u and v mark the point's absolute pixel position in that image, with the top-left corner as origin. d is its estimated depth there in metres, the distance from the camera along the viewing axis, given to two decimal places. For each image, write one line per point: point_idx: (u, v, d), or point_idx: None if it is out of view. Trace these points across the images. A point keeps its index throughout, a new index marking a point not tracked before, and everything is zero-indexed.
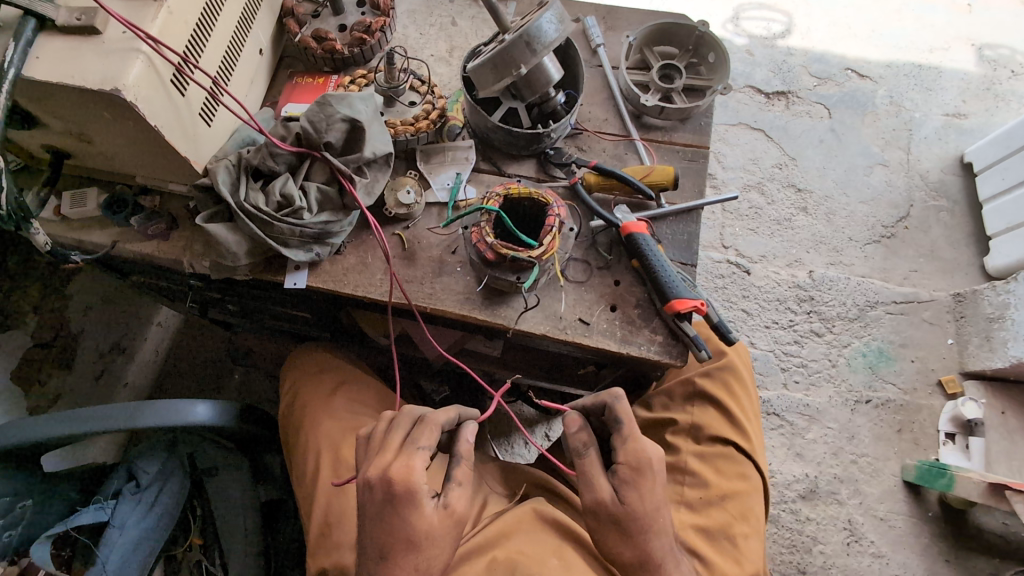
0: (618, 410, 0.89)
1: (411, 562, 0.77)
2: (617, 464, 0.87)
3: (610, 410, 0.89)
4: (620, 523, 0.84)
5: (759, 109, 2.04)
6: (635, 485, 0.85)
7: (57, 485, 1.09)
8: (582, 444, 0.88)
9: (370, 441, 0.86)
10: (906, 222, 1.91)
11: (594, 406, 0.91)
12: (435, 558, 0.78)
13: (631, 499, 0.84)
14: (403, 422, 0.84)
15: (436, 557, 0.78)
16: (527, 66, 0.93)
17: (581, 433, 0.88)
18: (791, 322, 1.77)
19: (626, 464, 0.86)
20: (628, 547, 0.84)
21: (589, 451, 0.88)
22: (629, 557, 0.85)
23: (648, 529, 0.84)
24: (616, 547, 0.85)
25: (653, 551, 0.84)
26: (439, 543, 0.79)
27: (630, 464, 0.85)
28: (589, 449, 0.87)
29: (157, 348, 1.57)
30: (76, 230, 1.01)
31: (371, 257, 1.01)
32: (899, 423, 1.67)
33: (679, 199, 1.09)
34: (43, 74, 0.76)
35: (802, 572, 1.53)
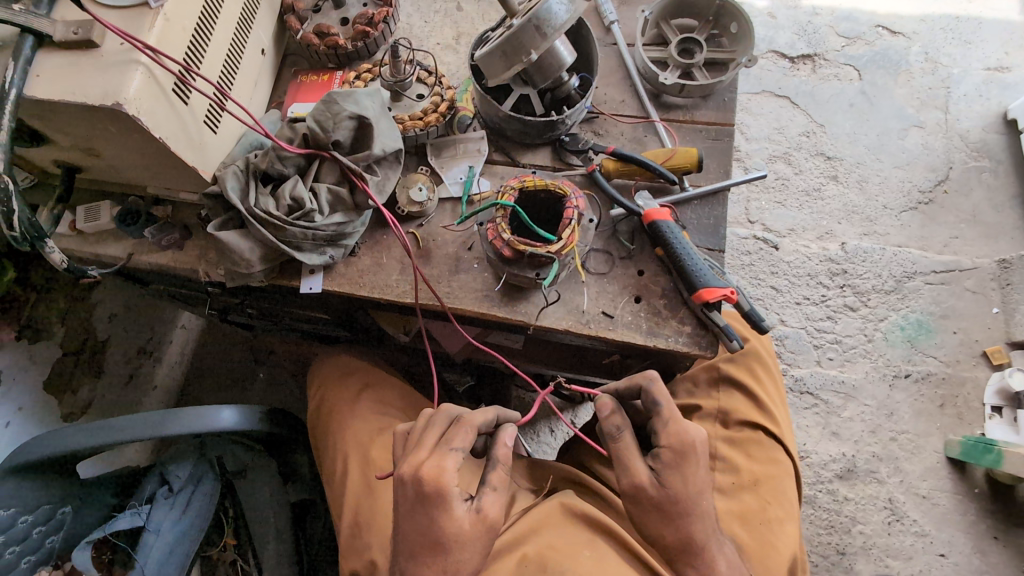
0: (655, 393, 0.84)
1: (437, 563, 0.74)
2: (659, 447, 0.83)
3: (646, 393, 0.84)
4: (662, 507, 0.81)
5: (784, 76, 1.94)
6: (678, 468, 0.81)
7: (95, 492, 1.12)
8: (618, 428, 0.83)
9: (409, 437, 0.85)
10: (945, 186, 1.80)
11: (628, 389, 0.87)
12: (463, 562, 0.75)
13: (673, 482, 0.81)
14: (438, 423, 0.82)
15: (466, 563, 0.75)
16: (538, 51, 0.89)
17: (615, 416, 0.84)
18: (824, 297, 1.70)
19: (669, 447, 0.82)
20: (670, 530, 0.81)
21: (627, 435, 0.83)
22: (671, 540, 0.81)
23: (690, 512, 0.81)
24: (657, 530, 0.82)
25: (695, 533, 0.81)
26: (469, 549, 0.76)
27: (672, 447, 0.82)
28: (626, 432, 0.83)
29: (183, 350, 1.59)
30: (92, 244, 1.01)
31: (386, 257, 0.99)
32: (941, 397, 1.60)
33: (703, 181, 1.04)
34: (45, 91, 0.75)
35: (841, 553, 1.49)
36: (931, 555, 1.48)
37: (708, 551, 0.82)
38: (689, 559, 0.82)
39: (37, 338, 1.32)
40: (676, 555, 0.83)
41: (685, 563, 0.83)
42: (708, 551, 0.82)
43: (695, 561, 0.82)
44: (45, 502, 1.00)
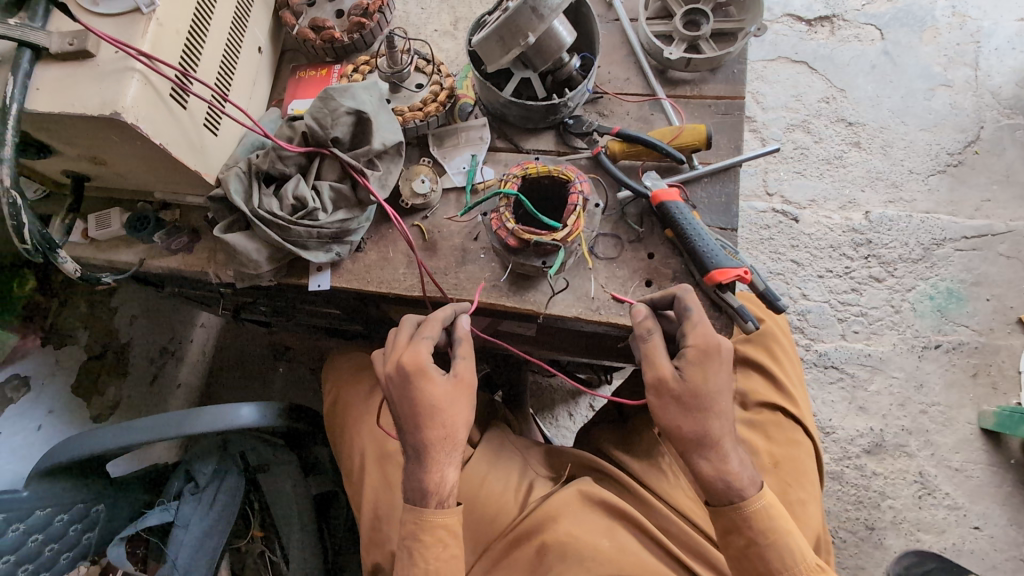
0: (688, 301, 0.82)
1: (435, 426, 0.81)
2: (684, 346, 0.80)
3: (679, 301, 0.83)
4: (681, 399, 0.79)
5: (800, 40, 1.85)
6: (699, 365, 0.79)
7: (126, 489, 1.16)
8: (647, 329, 0.81)
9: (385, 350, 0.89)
10: (975, 147, 1.72)
11: (660, 300, 0.86)
12: (455, 419, 0.82)
13: (694, 377, 0.79)
14: (406, 325, 0.86)
15: (458, 418, 0.82)
16: (535, 34, 0.87)
17: (648, 320, 0.82)
18: (847, 269, 1.65)
19: (693, 346, 0.79)
20: (686, 420, 0.79)
21: (654, 335, 0.81)
22: (687, 432, 0.79)
23: (708, 408, 0.79)
24: (674, 419, 0.80)
25: (711, 429, 0.80)
26: (457, 406, 0.82)
27: (696, 347, 0.79)
28: (655, 333, 0.81)
29: (203, 349, 1.61)
30: (105, 251, 1.03)
31: (392, 251, 0.99)
32: (974, 367, 1.55)
33: (714, 157, 1.01)
34: (46, 104, 0.76)
35: (871, 528, 1.46)
36: (965, 528, 1.45)
37: (721, 447, 0.80)
38: (704, 453, 0.80)
39: (61, 342, 1.40)
40: (692, 449, 0.80)
41: (701, 459, 0.80)
42: (723, 450, 0.80)
43: (710, 455, 0.80)
44: (79, 501, 1.06)
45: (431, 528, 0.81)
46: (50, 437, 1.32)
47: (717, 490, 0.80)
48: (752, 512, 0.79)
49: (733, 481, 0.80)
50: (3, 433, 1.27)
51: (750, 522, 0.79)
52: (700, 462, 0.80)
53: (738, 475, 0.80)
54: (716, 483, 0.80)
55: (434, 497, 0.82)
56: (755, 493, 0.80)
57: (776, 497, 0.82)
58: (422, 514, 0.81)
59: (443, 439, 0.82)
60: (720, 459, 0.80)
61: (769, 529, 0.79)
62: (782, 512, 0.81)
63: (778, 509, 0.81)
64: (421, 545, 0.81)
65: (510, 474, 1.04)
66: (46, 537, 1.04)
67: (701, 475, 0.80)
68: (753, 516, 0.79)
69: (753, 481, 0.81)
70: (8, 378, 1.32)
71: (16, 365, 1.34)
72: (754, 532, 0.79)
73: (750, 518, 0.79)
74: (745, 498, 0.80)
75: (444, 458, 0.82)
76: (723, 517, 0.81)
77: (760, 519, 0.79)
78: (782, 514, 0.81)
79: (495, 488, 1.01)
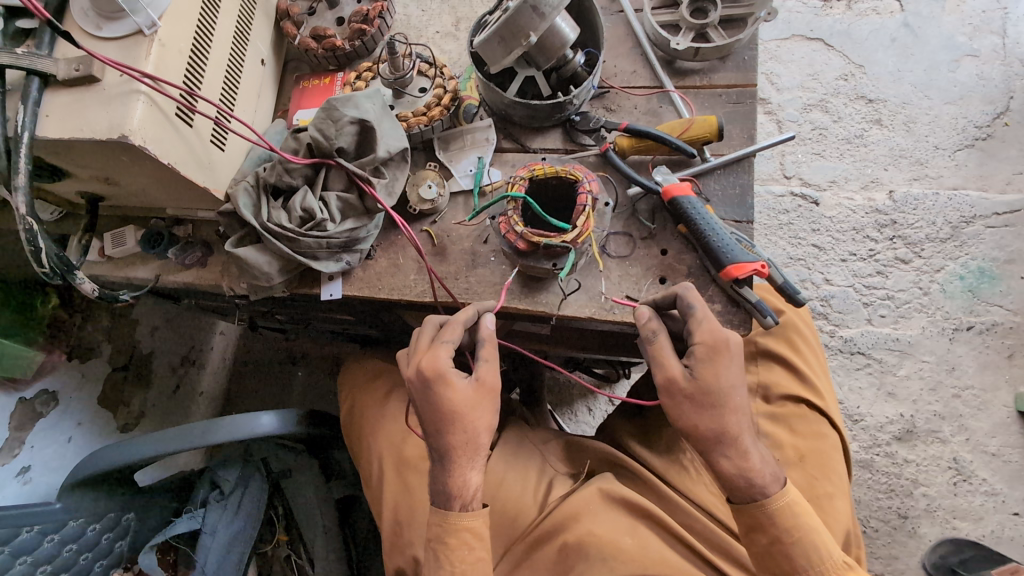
0: (691, 298, 0.80)
1: (457, 431, 0.81)
2: (691, 344, 0.78)
3: (681, 299, 0.81)
4: (693, 398, 0.77)
5: (815, 16, 1.79)
6: (711, 362, 0.77)
7: (154, 498, 1.19)
8: (652, 330, 0.79)
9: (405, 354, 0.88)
10: (1005, 118, 1.64)
11: (663, 299, 0.83)
12: (477, 423, 0.82)
13: (705, 373, 0.76)
14: (427, 325, 0.85)
15: (480, 422, 0.82)
16: (537, 33, 0.85)
17: (652, 321, 0.80)
18: (871, 252, 1.60)
19: (702, 343, 0.77)
20: (704, 418, 0.77)
21: (660, 336, 0.79)
22: (705, 431, 0.77)
23: (723, 405, 0.77)
24: (691, 418, 0.77)
25: (729, 426, 0.77)
26: (478, 411, 0.82)
27: (706, 344, 0.77)
28: (661, 334, 0.79)
29: (223, 357, 1.64)
30: (122, 268, 1.05)
31: (403, 258, 0.99)
32: (1009, 348, 1.49)
33: (727, 148, 0.98)
34: (56, 131, 0.77)
35: (904, 517, 1.42)
36: (1004, 514, 1.40)
37: (741, 444, 0.78)
38: (724, 451, 0.78)
39: (86, 357, 1.43)
40: (711, 448, 0.78)
41: (721, 457, 0.78)
42: (743, 446, 0.78)
43: (729, 453, 0.78)
44: (109, 511, 1.09)
45: (455, 531, 0.81)
46: (82, 448, 1.35)
47: (740, 488, 0.79)
48: (777, 510, 0.78)
49: (756, 479, 0.78)
50: (34, 447, 1.30)
51: (775, 520, 0.78)
52: (721, 461, 0.78)
53: (761, 472, 0.78)
54: (739, 482, 0.78)
55: (457, 501, 0.82)
56: (779, 490, 0.79)
57: (801, 494, 0.80)
58: (446, 516, 0.82)
59: (465, 444, 0.81)
60: (743, 458, 0.78)
61: (795, 527, 0.77)
62: (807, 510, 0.79)
63: (803, 507, 0.79)
64: (447, 548, 0.81)
65: (528, 473, 1.03)
66: (80, 546, 1.08)
67: (722, 474, 0.78)
68: (778, 514, 0.77)
69: (776, 478, 0.79)
70: (36, 393, 1.34)
71: (44, 380, 1.36)
72: (778, 530, 0.78)
73: (774, 516, 0.78)
74: (768, 496, 0.78)
75: (467, 462, 0.82)
76: (747, 515, 0.79)
77: (784, 517, 0.77)
78: (808, 511, 0.79)
79: (514, 489, 1.01)
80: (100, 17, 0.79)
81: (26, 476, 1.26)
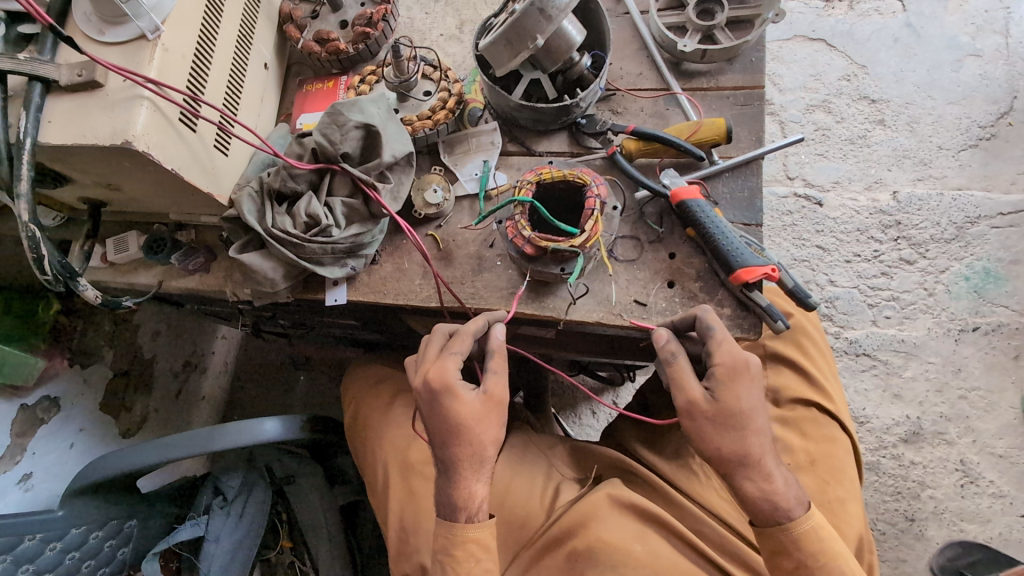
0: (710, 320, 0.79)
1: (463, 443, 0.80)
2: (711, 366, 0.77)
3: (700, 321, 0.80)
4: (715, 420, 0.76)
5: (817, 16, 1.79)
6: (730, 384, 0.76)
7: (156, 505, 1.18)
8: (672, 352, 0.78)
9: (413, 363, 0.88)
10: (1009, 117, 1.64)
11: (682, 321, 0.83)
12: (484, 435, 0.81)
13: (726, 396, 0.75)
14: (436, 335, 0.85)
15: (486, 435, 0.81)
16: (544, 36, 0.84)
17: (671, 343, 0.78)
18: (876, 253, 1.59)
19: (721, 365, 0.76)
20: (728, 440, 0.76)
21: (680, 358, 0.78)
22: (721, 435, 0.76)
23: (745, 427, 0.76)
24: (715, 440, 0.76)
25: (751, 448, 0.76)
26: (486, 424, 0.81)
27: (726, 364, 0.76)
28: (681, 355, 0.77)
29: (225, 362, 1.64)
30: (124, 274, 1.05)
31: (408, 262, 0.98)
32: (1015, 349, 1.48)
33: (735, 151, 0.97)
34: (59, 136, 0.76)
35: (911, 520, 1.41)
36: (1012, 516, 1.39)
37: (764, 467, 0.77)
38: (746, 474, 0.77)
39: (87, 362, 1.42)
40: (732, 471, 0.77)
41: (744, 480, 0.77)
42: (765, 468, 0.77)
43: (752, 476, 0.77)
44: (111, 518, 1.08)
45: (462, 543, 0.80)
46: (83, 454, 1.34)
47: (763, 512, 0.77)
48: (799, 529, 0.77)
49: (779, 503, 0.77)
50: (36, 454, 1.29)
51: (799, 544, 0.77)
52: (745, 485, 0.77)
53: (784, 495, 0.77)
54: (762, 506, 0.77)
55: (463, 512, 0.81)
56: (802, 514, 0.78)
57: (822, 516, 0.79)
58: (452, 530, 0.81)
59: (471, 457, 0.80)
60: (766, 480, 0.77)
61: (819, 551, 0.76)
62: (830, 533, 0.78)
63: (825, 530, 0.78)
64: (453, 561, 0.80)
65: (535, 478, 1.02)
66: (84, 553, 1.07)
67: (745, 497, 0.77)
68: (802, 538, 0.77)
69: (799, 501, 0.78)
70: (38, 401, 1.34)
71: (45, 387, 1.36)
72: (803, 555, 0.77)
73: (798, 540, 0.77)
74: (791, 519, 0.77)
75: (472, 475, 0.81)
76: (769, 539, 0.79)
77: (808, 541, 0.77)
78: (830, 535, 0.78)
79: (521, 494, 1.00)
80: (103, 22, 0.78)
81: (28, 483, 1.25)
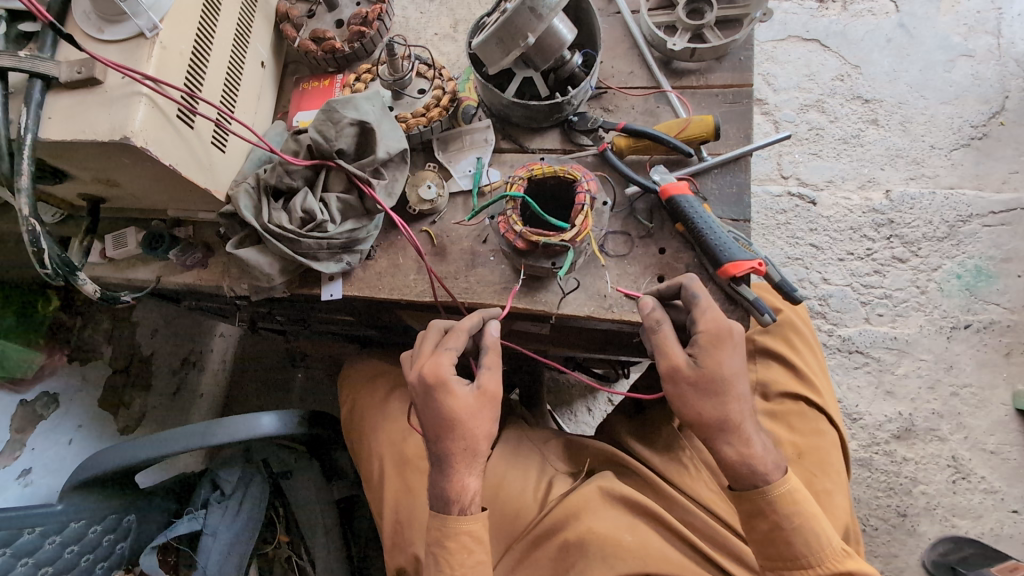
0: (696, 289, 0.81)
1: (456, 437, 0.82)
2: (695, 333, 0.78)
3: (686, 290, 0.81)
4: (697, 384, 0.77)
5: (811, 17, 1.80)
6: (713, 350, 0.77)
7: (154, 499, 1.19)
8: (656, 320, 0.79)
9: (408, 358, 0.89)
10: (1000, 117, 1.65)
11: (669, 289, 0.84)
12: (477, 430, 0.82)
13: (708, 362, 0.77)
14: (431, 332, 0.86)
15: (480, 430, 0.82)
16: (535, 34, 0.86)
17: (656, 311, 0.80)
18: (869, 251, 1.60)
19: (704, 331, 0.77)
20: (709, 405, 0.78)
21: (664, 326, 0.79)
22: (709, 420, 0.78)
23: (726, 392, 0.77)
24: (697, 404, 0.78)
25: (732, 414, 0.78)
26: (479, 418, 0.82)
27: (709, 331, 0.77)
28: (665, 324, 0.79)
29: (223, 358, 1.64)
30: (123, 270, 1.06)
31: (402, 258, 0.99)
32: (1007, 346, 1.50)
33: (724, 148, 0.99)
34: (58, 133, 0.77)
35: (903, 515, 1.43)
36: (1003, 512, 1.41)
37: (743, 431, 0.79)
38: (726, 439, 0.79)
39: (86, 359, 1.44)
40: (714, 436, 0.79)
41: (725, 446, 0.79)
42: (746, 449, 0.79)
43: (732, 440, 0.79)
44: (110, 512, 1.09)
45: (454, 535, 0.81)
46: (82, 450, 1.35)
47: (742, 476, 0.79)
48: (785, 514, 0.78)
49: (757, 466, 0.79)
50: (34, 450, 1.30)
51: (775, 506, 0.78)
52: (724, 449, 0.79)
53: (763, 459, 0.79)
54: (741, 469, 0.79)
55: (455, 505, 0.83)
56: (779, 478, 0.79)
57: (800, 481, 0.80)
58: (445, 521, 0.82)
59: (464, 450, 0.82)
60: (746, 443, 0.79)
61: (795, 513, 0.78)
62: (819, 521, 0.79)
63: (803, 493, 0.79)
64: (446, 551, 0.81)
65: (528, 473, 1.04)
66: (82, 548, 1.08)
67: (725, 462, 0.79)
68: (779, 500, 0.78)
69: (778, 466, 0.80)
70: (37, 396, 1.35)
71: (45, 382, 1.38)
72: (779, 516, 0.78)
73: (775, 502, 0.78)
74: (769, 482, 0.79)
75: (465, 467, 0.82)
76: (755, 520, 0.80)
77: (785, 504, 0.78)
78: (808, 498, 0.79)
79: (514, 489, 1.01)
80: (102, 20, 0.80)
81: (27, 479, 1.26)
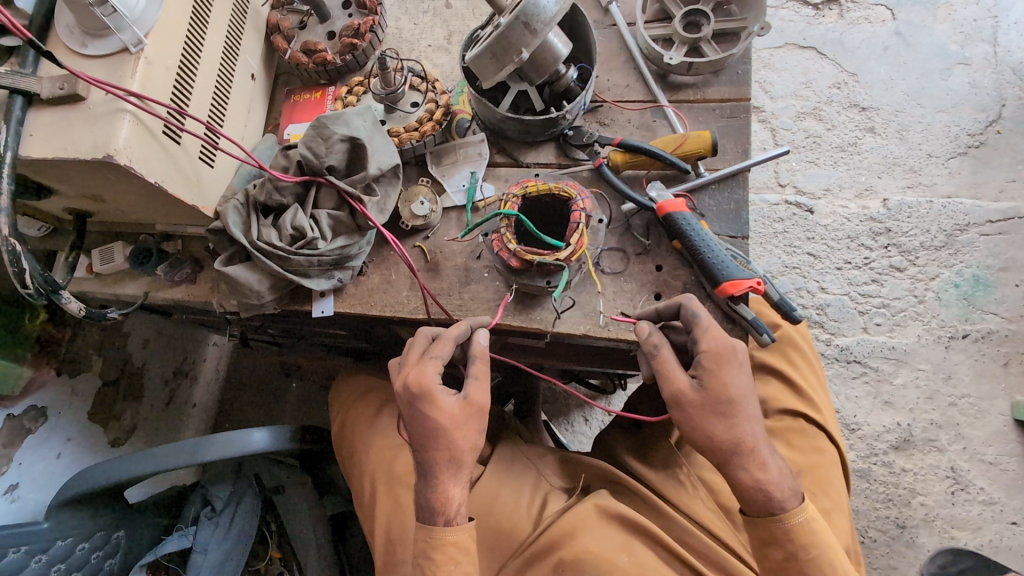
0: (695, 308, 0.80)
1: (439, 447, 0.80)
2: (697, 353, 0.77)
3: (685, 309, 0.80)
4: (704, 407, 0.76)
5: (808, 24, 1.79)
6: (716, 370, 0.76)
7: (143, 515, 1.17)
8: (654, 344, 0.78)
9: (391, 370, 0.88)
10: (997, 125, 1.65)
11: (668, 309, 0.83)
12: (462, 442, 0.80)
13: (712, 382, 0.75)
14: (419, 339, 0.85)
15: (465, 441, 0.80)
16: (529, 49, 0.84)
17: (654, 335, 0.79)
18: (867, 260, 1.59)
19: (707, 351, 0.76)
20: (719, 427, 0.76)
21: (663, 350, 0.78)
22: (720, 442, 0.76)
23: (735, 414, 0.76)
24: (708, 428, 0.76)
25: (743, 437, 0.76)
26: (466, 429, 0.80)
27: (712, 351, 0.76)
28: (663, 347, 0.78)
29: (217, 366, 1.65)
30: (110, 285, 1.04)
31: (395, 273, 0.98)
32: (1005, 356, 1.49)
33: (722, 163, 0.98)
34: (39, 149, 0.76)
35: (902, 527, 1.41)
36: (1002, 523, 1.40)
37: (758, 455, 0.77)
38: (741, 463, 0.77)
39: (76, 371, 1.38)
40: (728, 460, 0.77)
41: (740, 470, 0.77)
42: (759, 457, 0.77)
43: (747, 464, 0.77)
44: (97, 529, 1.07)
45: (441, 548, 0.80)
46: (71, 463, 1.33)
47: (757, 501, 0.77)
48: (805, 545, 0.77)
49: (773, 492, 0.77)
50: (22, 464, 1.26)
51: (791, 536, 0.77)
52: (738, 473, 0.77)
53: (778, 485, 0.77)
54: (755, 493, 0.77)
55: (441, 516, 0.81)
56: (796, 506, 0.78)
57: (816, 510, 0.79)
58: (432, 533, 0.80)
59: (448, 462, 0.80)
60: (761, 469, 0.77)
61: (810, 542, 0.77)
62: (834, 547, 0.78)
63: (818, 521, 0.78)
64: (434, 564, 0.79)
65: (521, 487, 1.02)
66: (69, 566, 1.05)
67: (738, 486, 0.77)
68: (795, 530, 0.77)
69: (794, 493, 0.78)
70: (25, 410, 1.30)
71: (33, 396, 1.32)
72: (795, 546, 0.77)
73: (790, 531, 0.77)
74: (785, 510, 0.77)
75: (450, 478, 0.80)
76: (770, 540, 0.79)
77: (801, 534, 0.77)
78: (823, 527, 0.78)
79: (508, 504, 0.99)
80: (86, 35, 0.78)
81: (14, 494, 1.23)
